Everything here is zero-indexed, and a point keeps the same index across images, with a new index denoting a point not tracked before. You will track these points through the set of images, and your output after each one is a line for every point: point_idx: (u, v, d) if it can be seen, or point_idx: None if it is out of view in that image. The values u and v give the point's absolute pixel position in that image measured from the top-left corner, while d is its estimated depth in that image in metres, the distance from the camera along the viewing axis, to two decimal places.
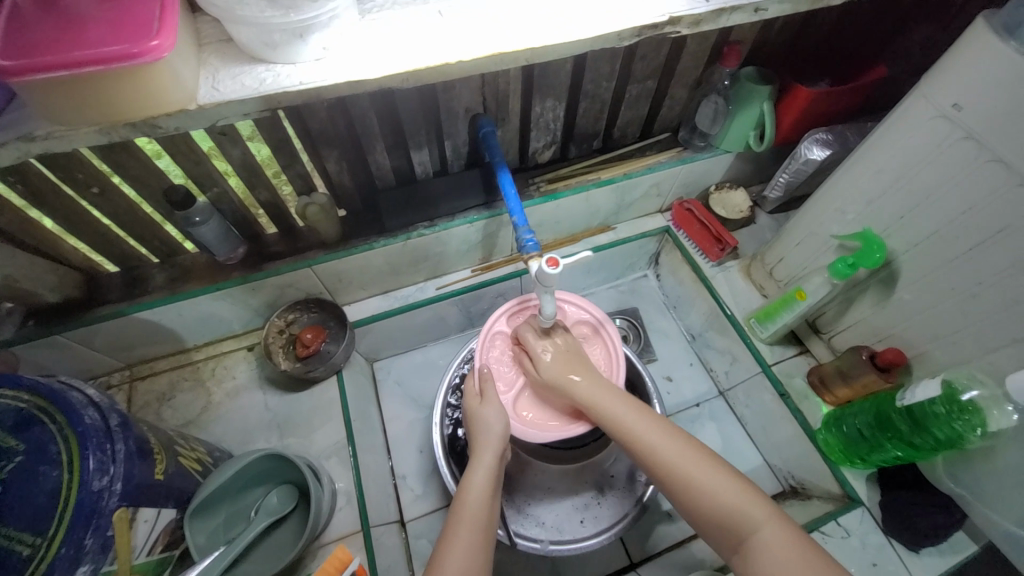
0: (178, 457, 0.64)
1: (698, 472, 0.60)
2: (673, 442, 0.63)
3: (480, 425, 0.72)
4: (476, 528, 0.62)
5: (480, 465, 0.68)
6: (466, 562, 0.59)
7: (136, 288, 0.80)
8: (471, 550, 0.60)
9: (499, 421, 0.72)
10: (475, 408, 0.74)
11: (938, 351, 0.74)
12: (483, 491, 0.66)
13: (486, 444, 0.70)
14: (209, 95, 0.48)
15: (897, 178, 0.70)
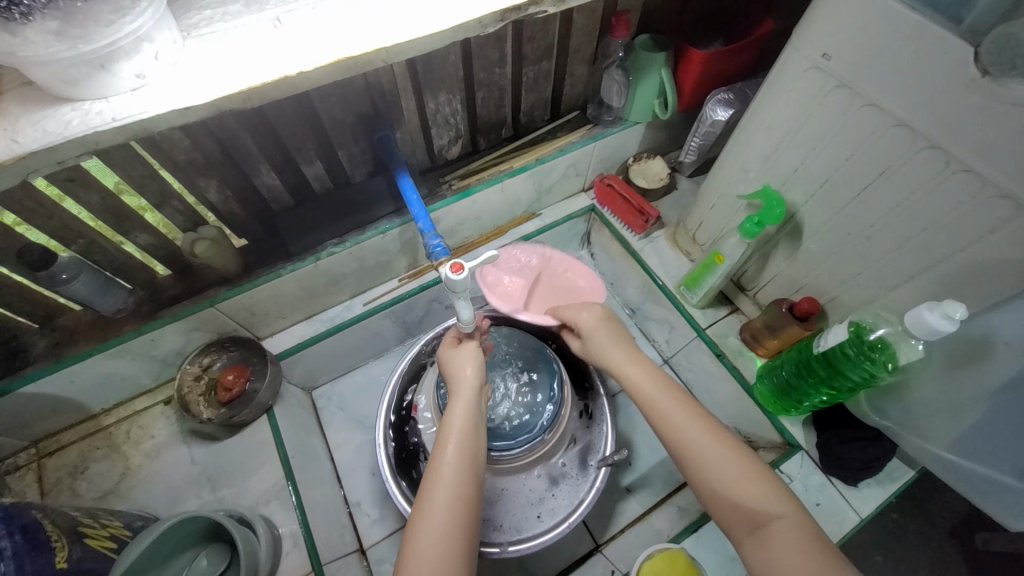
0: (83, 540, 0.60)
1: (723, 460, 0.57)
2: (701, 420, 0.60)
3: (452, 375, 0.71)
4: (459, 458, 0.61)
5: (462, 402, 0.68)
6: (450, 493, 0.58)
7: (16, 361, 0.72)
8: (455, 482, 0.59)
9: (470, 361, 0.72)
10: (447, 354, 0.75)
11: (846, 294, 0.76)
12: (465, 423, 0.65)
13: (465, 386, 0.69)
14: (7, 148, 0.41)
15: (785, 131, 0.70)
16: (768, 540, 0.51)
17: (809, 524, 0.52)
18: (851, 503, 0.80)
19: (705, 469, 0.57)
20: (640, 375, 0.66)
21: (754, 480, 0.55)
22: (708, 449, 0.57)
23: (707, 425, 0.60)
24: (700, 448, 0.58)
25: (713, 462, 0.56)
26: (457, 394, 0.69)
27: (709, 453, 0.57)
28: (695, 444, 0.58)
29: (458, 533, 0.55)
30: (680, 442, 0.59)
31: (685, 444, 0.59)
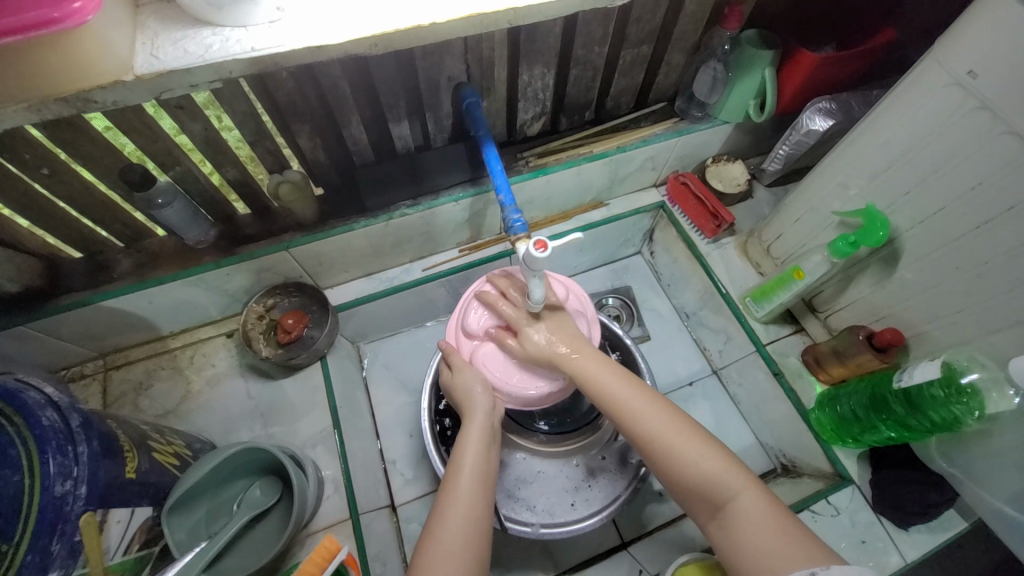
0: (152, 453, 0.61)
1: (677, 439, 0.59)
2: (662, 411, 0.62)
3: (463, 396, 0.70)
4: (473, 479, 0.62)
5: (476, 422, 0.67)
6: (466, 511, 0.59)
7: (103, 275, 0.76)
8: (469, 503, 0.60)
9: (480, 388, 0.70)
10: (459, 365, 0.73)
11: (936, 331, 0.72)
12: (478, 448, 0.65)
13: (478, 405, 0.68)
14: (149, 63, 0.42)
15: (904, 150, 0.66)
16: (728, 519, 0.54)
17: (764, 503, 0.54)
18: (898, 546, 0.77)
19: (670, 455, 0.59)
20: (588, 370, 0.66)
21: (706, 453, 0.58)
22: (663, 431, 0.60)
23: (668, 415, 0.61)
24: (663, 435, 0.60)
25: (681, 449, 0.58)
26: (467, 418, 0.68)
27: (675, 442, 0.59)
28: (666, 432, 0.60)
29: (476, 550, 0.57)
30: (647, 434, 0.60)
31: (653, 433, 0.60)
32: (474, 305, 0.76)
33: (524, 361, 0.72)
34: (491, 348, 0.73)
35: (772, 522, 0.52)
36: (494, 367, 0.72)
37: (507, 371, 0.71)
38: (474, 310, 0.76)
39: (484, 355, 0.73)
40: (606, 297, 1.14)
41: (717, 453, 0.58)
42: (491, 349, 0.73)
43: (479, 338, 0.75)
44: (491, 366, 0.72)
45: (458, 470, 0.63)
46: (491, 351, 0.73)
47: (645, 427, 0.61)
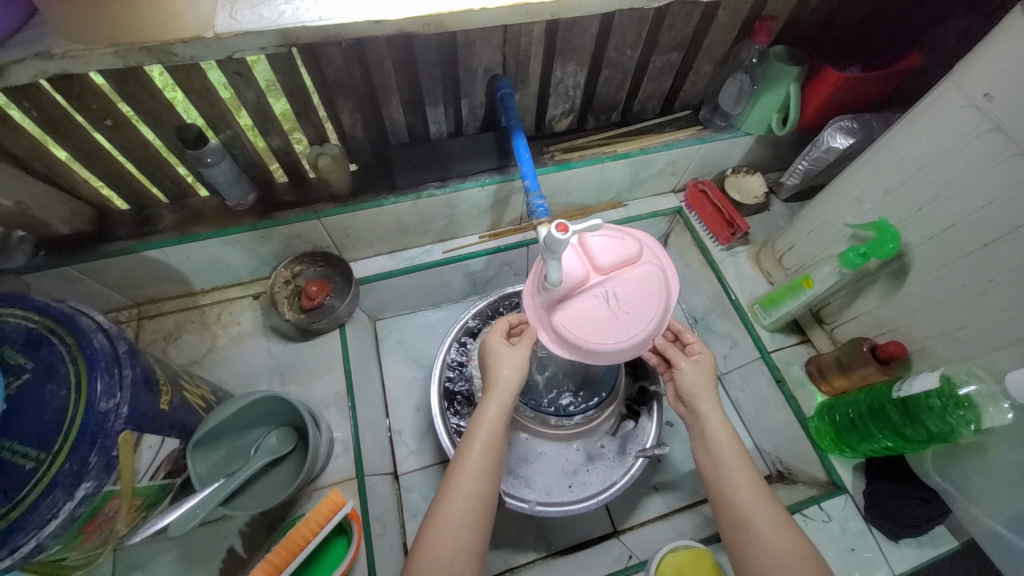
0: (182, 392, 0.65)
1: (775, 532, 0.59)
2: (766, 498, 0.62)
3: (490, 369, 0.70)
4: (484, 459, 0.63)
5: (496, 401, 0.67)
6: (471, 492, 0.61)
7: (147, 227, 0.81)
8: (475, 482, 0.62)
9: (512, 368, 0.69)
10: (495, 345, 0.72)
11: (940, 346, 0.74)
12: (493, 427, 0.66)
13: (503, 384, 0.68)
14: (227, 24, 0.47)
15: (918, 168, 0.68)
16: None
17: None
18: (886, 557, 0.78)
19: (755, 546, 0.59)
20: (716, 437, 0.65)
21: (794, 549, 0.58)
22: (766, 520, 0.60)
23: (770, 505, 0.61)
24: (757, 524, 0.60)
25: (777, 543, 0.58)
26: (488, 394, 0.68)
27: (770, 537, 0.59)
28: (761, 526, 0.60)
29: (471, 529, 0.60)
30: (739, 518, 0.61)
31: (744, 517, 0.61)
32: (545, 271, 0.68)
33: (601, 320, 0.65)
34: (567, 310, 0.65)
35: None
36: (572, 328, 0.65)
37: (586, 333, 0.65)
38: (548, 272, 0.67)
39: (559, 318, 0.65)
40: None
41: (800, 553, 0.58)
42: (569, 313, 0.66)
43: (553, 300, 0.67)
44: (570, 327, 0.65)
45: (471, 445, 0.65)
46: (568, 314, 0.65)
47: (748, 510, 0.61)
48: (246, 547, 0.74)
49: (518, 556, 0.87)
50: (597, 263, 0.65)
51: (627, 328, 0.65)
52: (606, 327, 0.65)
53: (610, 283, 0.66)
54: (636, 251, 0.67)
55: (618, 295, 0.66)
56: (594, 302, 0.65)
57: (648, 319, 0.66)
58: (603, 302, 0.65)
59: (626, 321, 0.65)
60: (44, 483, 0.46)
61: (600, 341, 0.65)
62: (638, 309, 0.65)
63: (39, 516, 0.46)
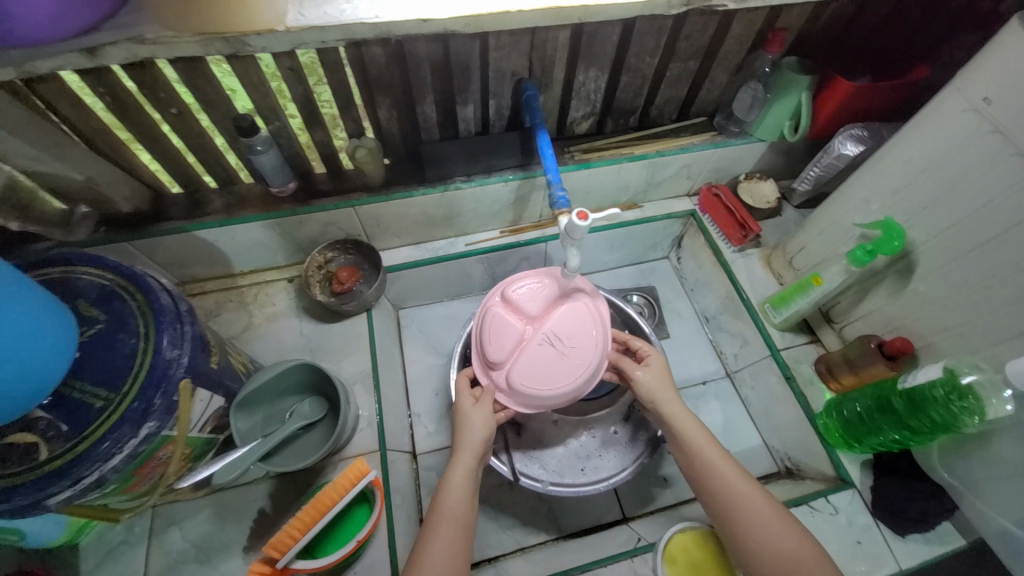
0: (228, 356, 0.71)
1: (757, 512, 0.63)
2: (745, 481, 0.66)
3: (460, 431, 0.73)
4: (454, 526, 0.64)
5: (462, 465, 0.69)
6: (445, 559, 0.61)
7: (197, 209, 0.88)
8: (449, 544, 0.62)
9: (481, 427, 0.72)
10: (466, 407, 0.74)
11: (946, 342, 0.76)
12: (464, 489, 0.68)
13: (468, 445, 0.71)
14: (296, 19, 0.56)
15: (923, 170, 0.72)
16: None
17: None
18: (893, 551, 0.79)
19: (745, 532, 0.63)
20: (683, 432, 0.71)
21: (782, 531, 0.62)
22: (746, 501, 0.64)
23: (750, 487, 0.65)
24: (741, 505, 0.64)
25: (761, 521, 0.62)
26: (455, 457, 0.71)
27: (755, 517, 0.63)
28: (747, 506, 0.64)
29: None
30: (725, 504, 0.65)
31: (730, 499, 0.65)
32: (487, 340, 0.76)
33: (557, 363, 0.74)
34: (525, 368, 0.74)
35: None
36: (539, 383, 0.73)
37: (551, 380, 0.74)
38: (490, 341, 0.75)
39: (523, 379, 0.73)
40: (631, 294, 1.21)
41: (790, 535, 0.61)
42: (526, 371, 0.74)
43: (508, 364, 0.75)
44: (536, 383, 0.73)
45: (440, 507, 0.65)
46: (527, 372, 0.74)
47: (732, 497, 0.65)
48: (274, 509, 0.79)
49: (529, 536, 0.90)
50: (529, 316, 0.75)
51: (579, 361, 0.75)
52: (562, 366, 0.74)
53: (546, 329, 0.75)
54: (553, 291, 0.77)
55: (558, 334, 0.75)
56: (542, 350, 0.74)
57: (592, 342, 0.76)
58: (549, 347, 0.74)
59: (574, 355, 0.75)
60: (110, 421, 0.51)
61: (563, 382, 0.74)
62: (580, 337, 0.76)
63: (106, 448, 0.51)
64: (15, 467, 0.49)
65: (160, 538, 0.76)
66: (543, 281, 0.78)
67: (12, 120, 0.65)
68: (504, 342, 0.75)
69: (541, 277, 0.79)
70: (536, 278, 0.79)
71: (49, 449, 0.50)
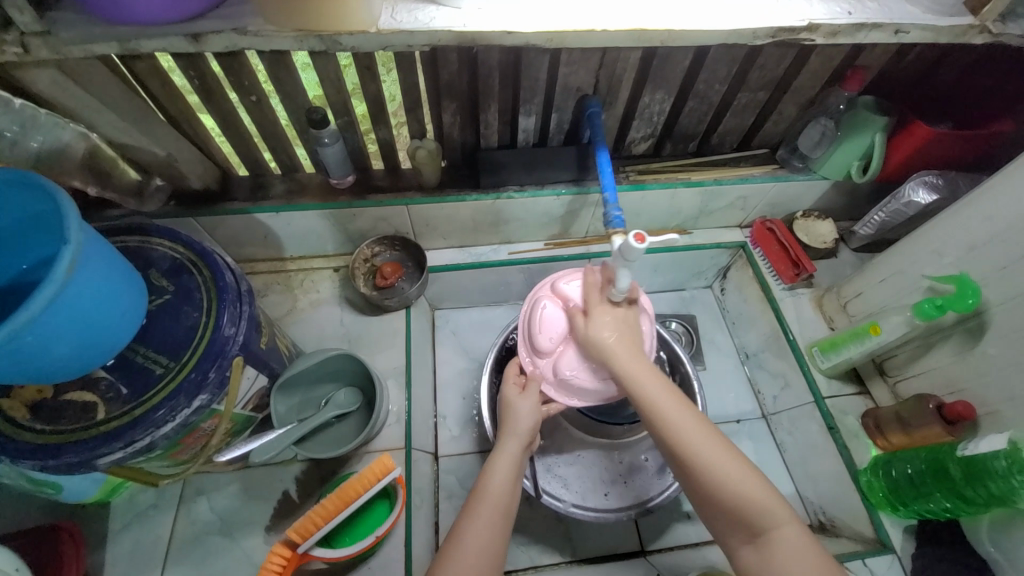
0: (275, 338, 0.73)
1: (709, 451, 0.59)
2: (694, 420, 0.62)
3: (507, 417, 0.74)
4: (495, 512, 0.65)
5: (506, 453, 0.71)
6: (484, 542, 0.62)
7: (260, 193, 0.91)
8: (490, 528, 0.63)
9: (528, 415, 0.73)
10: (512, 397, 0.75)
11: (1015, 412, 0.71)
12: (507, 477, 0.68)
13: (512, 432, 0.72)
14: (388, 22, 0.58)
15: (1008, 228, 0.68)
16: (766, 546, 0.56)
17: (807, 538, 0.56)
18: None
19: (701, 477, 0.59)
20: (630, 376, 0.65)
21: (738, 470, 0.58)
22: (700, 444, 0.60)
23: (700, 428, 0.61)
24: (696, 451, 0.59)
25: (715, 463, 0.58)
26: (499, 445, 0.72)
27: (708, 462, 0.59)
28: (698, 449, 0.60)
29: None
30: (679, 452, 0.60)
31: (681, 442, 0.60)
32: (535, 330, 0.76)
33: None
34: (574, 358, 0.73)
35: (806, 560, 0.54)
36: (589, 373, 0.73)
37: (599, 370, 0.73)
38: (540, 332, 0.75)
39: (572, 369, 0.73)
40: (669, 321, 1.18)
41: (746, 473, 0.58)
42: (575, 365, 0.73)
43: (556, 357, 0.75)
44: (585, 373, 0.73)
45: (484, 490, 0.66)
46: (576, 362, 0.73)
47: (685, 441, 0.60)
48: (298, 493, 0.80)
49: (542, 556, 0.89)
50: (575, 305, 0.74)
51: None
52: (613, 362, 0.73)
53: None
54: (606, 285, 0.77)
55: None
56: None
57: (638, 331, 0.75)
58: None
59: None
60: (167, 389, 0.53)
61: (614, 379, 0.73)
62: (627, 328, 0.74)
63: (160, 415, 0.53)
64: (76, 423, 0.52)
65: (189, 507, 0.78)
66: (589, 272, 0.78)
67: (109, 93, 0.69)
68: (554, 335, 0.74)
69: (584, 269, 0.78)
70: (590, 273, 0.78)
71: (108, 410, 0.52)
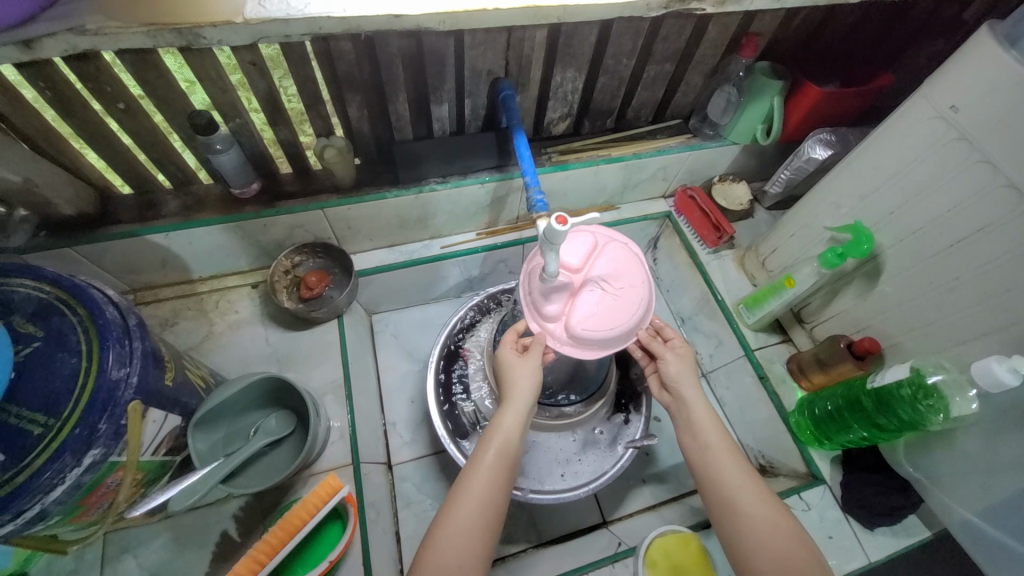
0: (185, 371, 0.66)
1: (752, 493, 0.63)
2: (742, 466, 0.65)
3: (506, 379, 0.71)
4: (500, 461, 0.65)
5: (514, 411, 0.69)
6: (484, 498, 0.62)
7: (150, 212, 0.82)
8: (490, 485, 0.63)
9: (530, 376, 0.70)
10: (509, 357, 0.73)
11: (911, 342, 0.79)
12: (512, 434, 0.67)
13: (518, 395, 0.70)
14: (255, 11, 0.54)
15: (892, 175, 0.74)
16: None
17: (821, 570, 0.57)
18: (863, 546, 0.81)
19: (735, 515, 0.62)
20: (698, 417, 0.68)
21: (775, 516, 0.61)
22: (743, 485, 0.63)
23: (753, 481, 0.64)
24: (744, 503, 0.62)
25: (754, 506, 0.61)
26: (507, 403, 0.70)
27: (757, 514, 0.61)
28: (735, 489, 0.63)
29: (483, 533, 0.61)
30: (719, 489, 0.64)
31: (731, 490, 0.63)
32: (534, 297, 0.70)
33: (613, 306, 0.69)
34: (584, 314, 0.68)
35: None
36: (603, 326, 0.68)
37: (611, 321, 0.68)
38: (539, 298, 0.70)
39: (584, 324, 0.68)
40: None
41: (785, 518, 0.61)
42: (583, 318, 0.68)
43: (563, 317, 0.69)
44: (598, 326, 0.68)
45: (489, 440, 0.66)
46: (587, 317, 0.68)
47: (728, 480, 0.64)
48: (239, 531, 0.75)
49: (508, 545, 0.89)
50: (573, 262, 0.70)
51: (639, 300, 0.70)
52: (620, 305, 0.69)
53: (592, 274, 0.71)
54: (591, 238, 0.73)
55: (606, 278, 0.71)
56: (594, 294, 0.70)
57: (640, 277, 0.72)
58: (601, 291, 0.70)
59: (629, 295, 0.70)
60: (49, 450, 0.46)
61: (628, 323, 0.69)
62: (629, 279, 0.71)
63: (46, 480, 0.46)
64: None
65: (113, 568, 0.70)
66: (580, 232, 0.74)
67: None
68: (553, 295, 0.69)
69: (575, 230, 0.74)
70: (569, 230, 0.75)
71: None
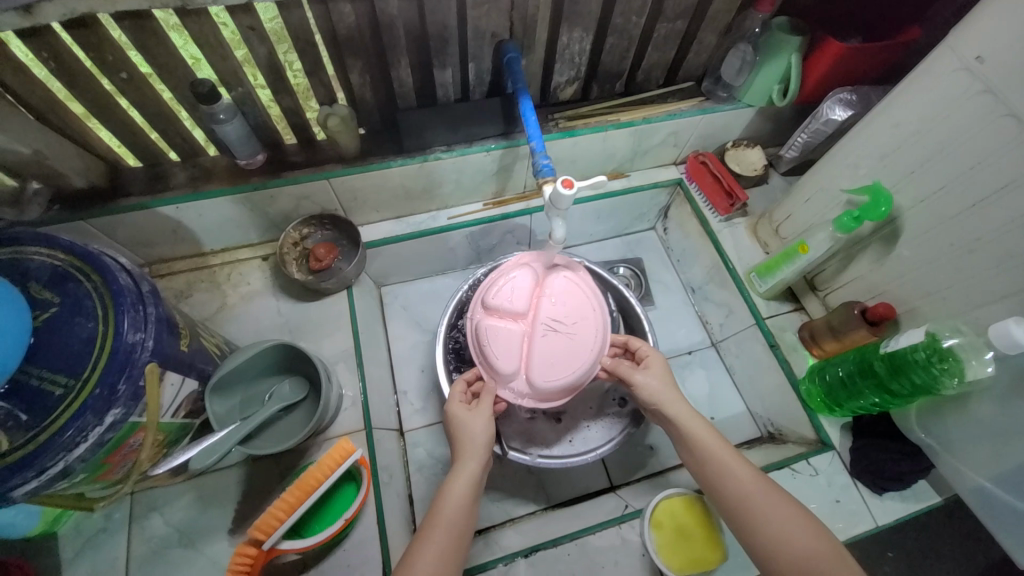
0: (200, 339, 0.68)
1: (764, 501, 0.61)
2: (748, 471, 0.64)
3: (460, 436, 0.69)
4: (451, 527, 0.60)
5: (465, 471, 0.65)
6: (438, 564, 0.57)
7: (159, 184, 0.83)
8: (444, 548, 0.58)
9: (483, 433, 0.68)
10: (462, 415, 0.70)
11: (928, 306, 0.78)
12: (464, 497, 0.63)
13: (470, 453, 0.67)
14: None
15: (914, 132, 0.71)
16: None
17: None
18: (871, 510, 0.82)
19: (755, 524, 0.60)
20: (690, 429, 0.67)
21: (800, 527, 0.58)
22: (752, 492, 0.62)
23: (763, 485, 0.62)
24: (758, 511, 0.60)
25: (770, 513, 0.60)
26: (458, 463, 0.67)
27: (776, 521, 0.59)
28: (747, 495, 0.62)
29: None
30: (732, 494, 0.63)
31: (739, 496, 0.62)
32: (489, 353, 0.71)
33: (568, 347, 0.72)
34: (543, 365, 0.71)
35: None
36: (561, 373, 0.71)
37: (569, 365, 0.72)
38: (494, 354, 0.71)
39: (543, 374, 0.71)
40: (618, 266, 1.20)
41: (813, 532, 0.58)
42: (541, 369, 0.71)
43: (521, 369, 0.71)
44: (557, 374, 0.71)
45: (440, 502, 0.62)
46: (546, 367, 0.71)
47: (736, 488, 0.62)
48: (258, 493, 0.78)
49: (518, 508, 0.92)
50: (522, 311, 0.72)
51: (592, 334, 0.74)
52: (575, 346, 0.72)
53: (542, 318, 0.73)
54: (537, 279, 0.75)
55: (555, 319, 0.73)
56: (547, 339, 0.72)
57: (590, 310, 0.75)
58: (554, 334, 0.72)
59: (582, 332, 0.73)
60: (71, 410, 0.48)
61: (586, 364, 0.72)
62: (576, 312, 0.74)
63: (69, 438, 0.48)
64: None
65: (141, 525, 0.74)
66: (521, 272, 0.75)
67: None
68: (507, 349, 0.71)
69: (516, 270, 0.75)
70: (514, 271, 0.76)
71: (9, 440, 0.46)
